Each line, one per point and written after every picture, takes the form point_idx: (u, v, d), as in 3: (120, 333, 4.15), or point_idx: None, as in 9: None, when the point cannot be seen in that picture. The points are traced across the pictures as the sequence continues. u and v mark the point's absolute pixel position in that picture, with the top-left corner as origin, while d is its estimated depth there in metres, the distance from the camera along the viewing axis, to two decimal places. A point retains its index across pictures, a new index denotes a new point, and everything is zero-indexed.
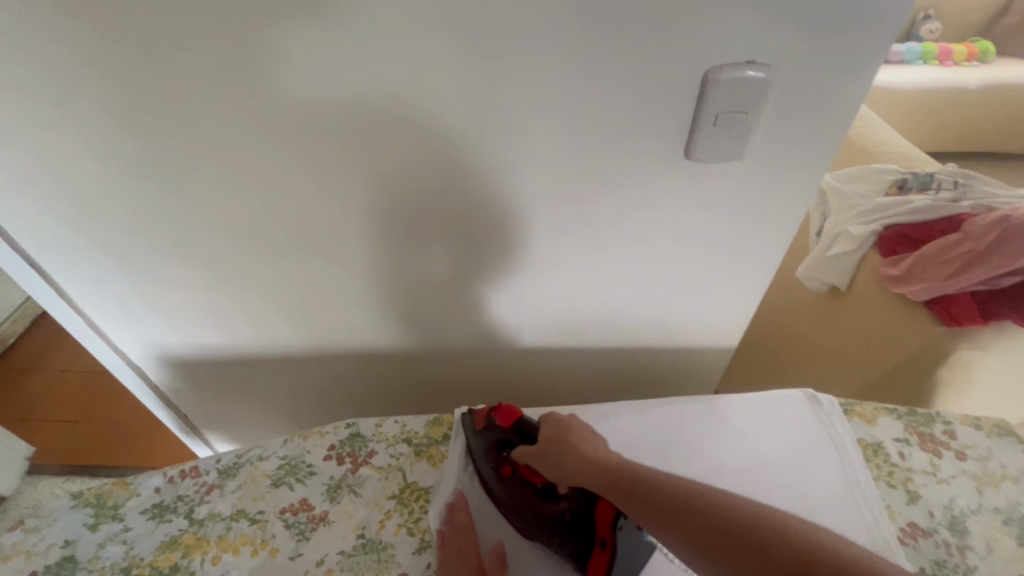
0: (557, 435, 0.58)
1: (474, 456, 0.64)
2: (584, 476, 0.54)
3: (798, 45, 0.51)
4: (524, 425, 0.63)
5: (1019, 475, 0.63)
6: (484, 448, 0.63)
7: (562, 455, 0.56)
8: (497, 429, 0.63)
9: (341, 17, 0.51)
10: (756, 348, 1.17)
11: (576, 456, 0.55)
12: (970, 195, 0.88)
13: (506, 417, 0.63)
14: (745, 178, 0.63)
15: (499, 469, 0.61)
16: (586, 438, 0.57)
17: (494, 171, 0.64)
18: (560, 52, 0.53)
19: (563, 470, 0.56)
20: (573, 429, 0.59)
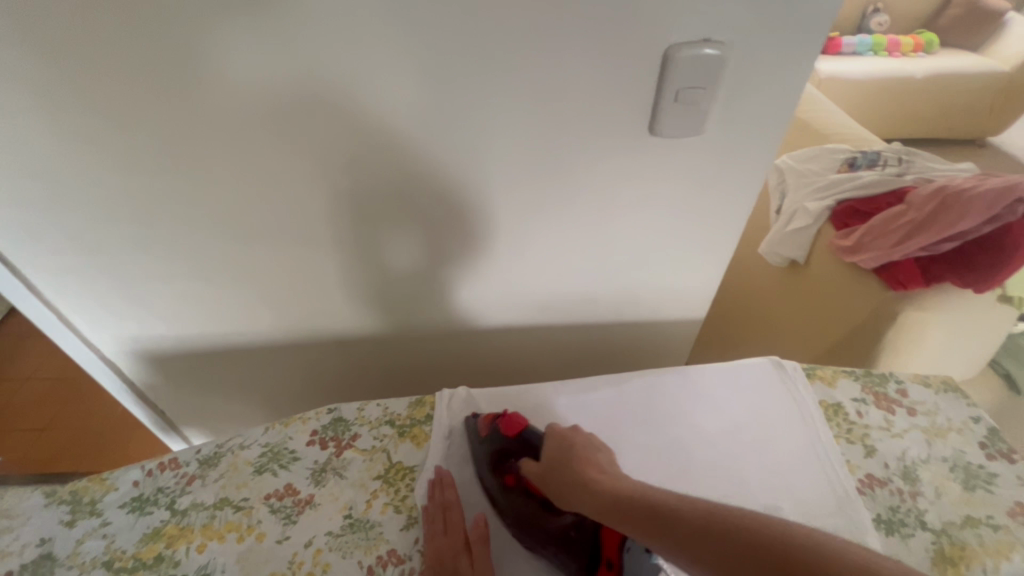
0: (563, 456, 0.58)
1: (478, 463, 0.64)
2: (592, 500, 0.52)
3: (751, 22, 0.53)
4: (530, 435, 0.63)
5: (965, 427, 0.68)
6: (489, 457, 0.63)
7: (570, 479, 0.55)
8: (502, 438, 0.63)
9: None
10: (723, 321, 1.22)
11: (583, 480, 0.54)
12: (913, 169, 0.94)
13: (511, 426, 0.64)
14: (706, 153, 0.65)
15: (502, 478, 0.62)
16: (593, 460, 0.56)
17: (465, 152, 0.64)
18: (528, 30, 0.53)
19: (565, 490, 0.55)
20: (575, 448, 0.58)
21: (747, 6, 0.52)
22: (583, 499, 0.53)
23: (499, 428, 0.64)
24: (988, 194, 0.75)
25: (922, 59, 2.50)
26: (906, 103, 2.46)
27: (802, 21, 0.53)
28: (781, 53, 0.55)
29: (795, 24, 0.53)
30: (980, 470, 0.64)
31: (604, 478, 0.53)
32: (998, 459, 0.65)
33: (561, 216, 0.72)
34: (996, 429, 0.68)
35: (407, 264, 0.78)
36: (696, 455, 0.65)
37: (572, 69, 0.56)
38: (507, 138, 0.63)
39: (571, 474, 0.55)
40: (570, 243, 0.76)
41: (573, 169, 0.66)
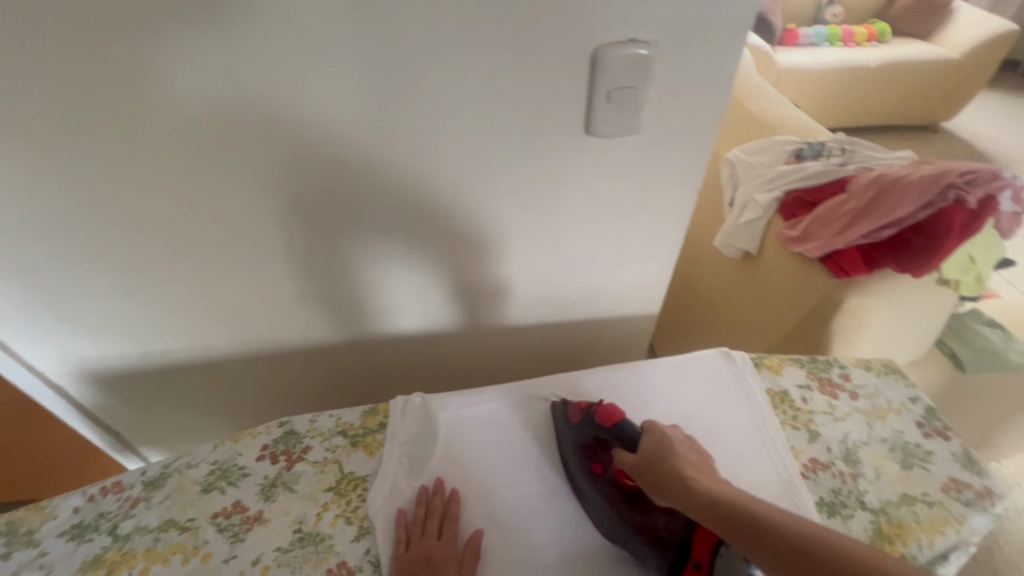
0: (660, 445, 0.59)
1: (564, 452, 0.65)
2: (689, 497, 0.53)
3: (673, 23, 0.54)
4: (627, 426, 0.63)
5: (903, 407, 0.70)
6: (577, 445, 0.64)
7: (666, 469, 0.56)
8: (596, 425, 0.64)
9: (211, 6, 0.49)
10: (690, 313, 1.24)
11: (679, 475, 0.55)
12: (855, 159, 0.97)
13: (609, 416, 0.63)
14: (644, 152, 0.65)
15: (590, 466, 0.62)
16: (689, 456, 0.58)
17: (403, 159, 0.64)
18: (455, 35, 0.53)
19: (663, 485, 0.56)
20: (673, 445, 0.58)
21: (667, 7, 0.53)
22: (677, 496, 0.54)
23: (595, 415, 0.64)
24: (920, 181, 0.79)
25: (874, 49, 2.58)
26: (861, 92, 2.54)
27: (722, 20, 0.54)
28: (706, 52, 0.57)
29: (717, 23, 0.55)
30: (917, 448, 0.66)
31: (703, 478, 0.55)
32: (935, 436, 0.67)
33: (510, 218, 0.72)
34: (932, 408, 0.70)
35: (360, 271, 0.77)
36: None
37: (504, 72, 0.56)
38: (448, 143, 0.62)
39: (668, 466, 0.56)
40: (523, 245, 0.76)
41: (517, 171, 0.66)
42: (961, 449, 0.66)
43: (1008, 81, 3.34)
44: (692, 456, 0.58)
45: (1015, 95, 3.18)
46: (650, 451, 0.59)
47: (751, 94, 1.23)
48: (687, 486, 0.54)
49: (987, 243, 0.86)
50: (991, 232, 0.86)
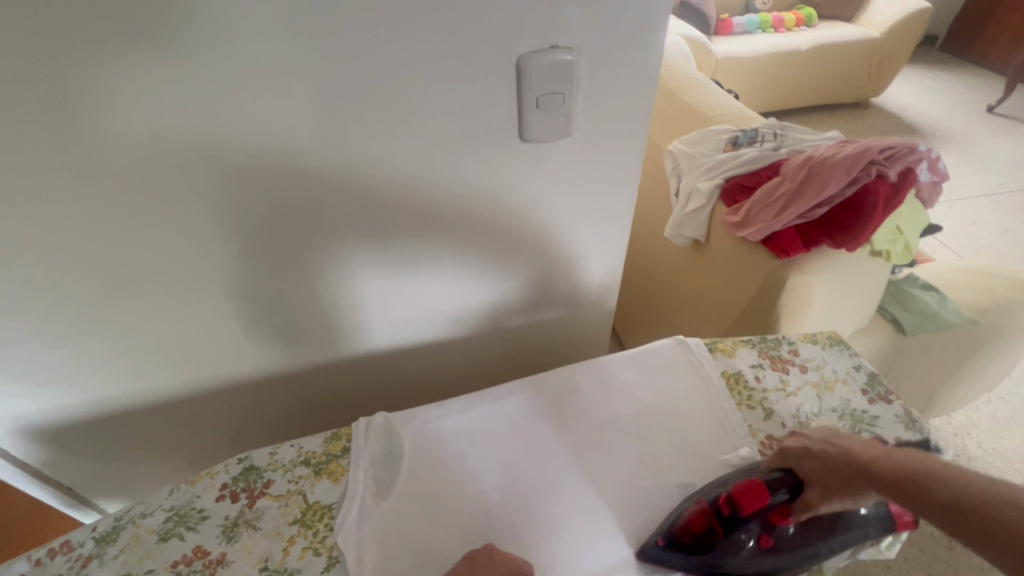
0: (821, 455, 0.57)
1: (721, 559, 0.56)
2: (880, 487, 0.52)
3: (591, 26, 0.56)
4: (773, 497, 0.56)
5: (848, 376, 0.74)
6: (730, 542, 0.56)
7: (844, 475, 0.55)
8: (744, 520, 0.56)
9: (116, 44, 0.48)
10: (656, 301, 1.28)
11: (861, 467, 0.54)
12: (786, 143, 1.01)
13: (752, 504, 0.55)
14: (580, 151, 0.67)
15: (757, 546, 0.57)
16: (857, 449, 0.56)
17: (340, 179, 0.63)
18: (380, 51, 0.53)
19: (831, 475, 0.55)
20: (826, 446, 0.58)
21: (582, 11, 0.54)
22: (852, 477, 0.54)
23: (738, 511, 0.56)
24: (846, 159, 0.83)
25: (802, 34, 2.71)
26: (795, 75, 2.65)
27: (638, 20, 0.56)
28: (627, 51, 0.58)
29: (633, 23, 0.56)
30: (864, 414, 0.70)
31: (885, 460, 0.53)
32: (879, 401, 0.71)
33: (460, 228, 0.72)
34: (875, 374, 0.74)
35: (314, 295, 0.76)
36: (612, 443, 0.67)
37: (432, 85, 0.57)
38: (387, 159, 0.62)
39: (841, 471, 0.55)
40: (478, 251, 0.76)
41: (460, 180, 0.67)
42: (903, 410, 0.70)
43: (926, 55, 3.57)
44: (862, 447, 0.56)
45: (936, 68, 3.38)
46: (813, 466, 0.57)
47: (687, 86, 1.27)
48: (870, 477, 0.53)
49: (911, 212, 0.91)
50: (914, 202, 0.92)
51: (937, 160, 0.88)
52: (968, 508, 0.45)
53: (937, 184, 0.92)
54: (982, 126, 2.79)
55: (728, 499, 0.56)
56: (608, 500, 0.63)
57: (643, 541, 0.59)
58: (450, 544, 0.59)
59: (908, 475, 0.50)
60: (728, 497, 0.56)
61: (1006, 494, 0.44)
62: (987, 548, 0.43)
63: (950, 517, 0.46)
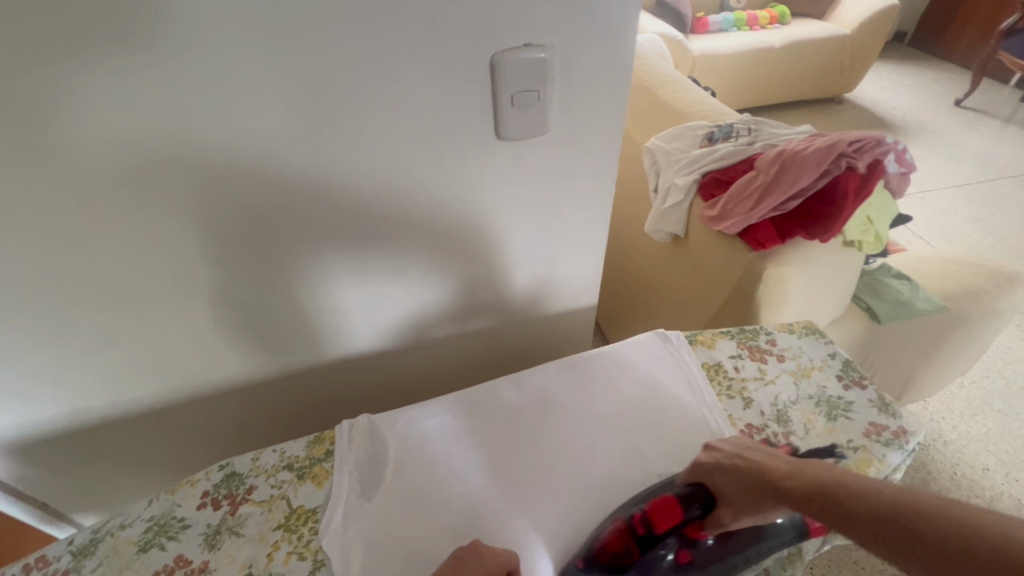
0: (732, 471, 0.56)
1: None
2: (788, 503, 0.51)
3: (562, 25, 0.56)
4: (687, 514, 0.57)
5: (824, 364, 0.76)
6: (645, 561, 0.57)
7: (754, 490, 0.54)
8: (660, 537, 0.57)
9: (81, 50, 0.47)
10: (638, 295, 1.29)
11: (771, 482, 0.53)
12: (760, 137, 1.03)
13: (664, 522, 0.56)
14: (556, 149, 0.67)
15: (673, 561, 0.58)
16: (765, 462, 0.55)
17: (317, 182, 0.63)
18: (355, 50, 0.53)
19: (742, 492, 0.55)
20: (735, 460, 0.57)
21: (554, 9, 0.55)
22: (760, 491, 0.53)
23: (652, 530, 0.56)
24: (816, 152, 0.85)
25: (776, 31, 2.76)
26: (770, 72, 2.70)
27: (609, 18, 0.57)
28: (599, 49, 0.59)
29: (604, 21, 0.57)
30: (839, 400, 0.71)
31: (791, 475, 0.52)
32: (854, 386, 0.73)
33: (439, 227, 0.72)
34: (850, 360, 0.76)
35: (293, 299, 0.75)
36: (595, 437, 0.68)
37: (406, 86, 0.57)
38: (363, 160, 0.62)
39: (750, 487, 0.54)
40: (458, 250, 0.76)
41: (436, 179, 0.67)
42: (876, 394, 0.72)
43: (895, 50, 3.67)
44: (770, 459, 0.55)
45: (904, 64, 3.47)
46: (726, 482, 0.56)
47: (664, 83, 1.29)
48: (776, 491, 0.52)
49: (881, 203, 0.93)
50: (884, 192, 0.94)
51: (904, 151, 0.91)
52: (872, 519, 0.44)
53: (905, 175, 0.95)
54: (950, 119, 2.87)
55: (643, 520, 0.56)
56: (592, 492, 0.63)
57: (568, 558, 0.59)
58: (435, 542, 0.59)
59: (815, 491, 0.49)
60: (642, 518, 0.56)
61: (906, 502, 0.44)
62: (894, 560, 0.43)
63: (858, 530, 0.45)
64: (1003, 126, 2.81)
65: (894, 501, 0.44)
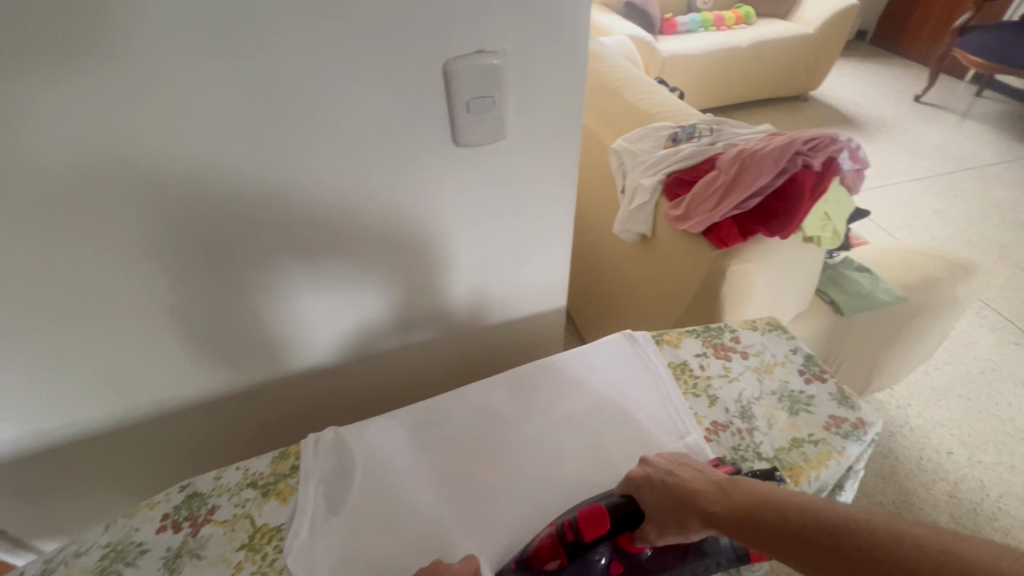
0: (660, 489, 0.56)
1: None
2: (716, 525, 0.52)
3: (514, 31, 0.56)
4: (615, 519, 0.56)
5: (786, 359, 0.78)
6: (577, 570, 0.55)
7: (680, 510, 0.54)
8: (591, 545, 0.55)
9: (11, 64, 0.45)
10: (610, 296, 1.30)
11: (697, 504, 0.54)
12: (721, 137, 1.05)
13: (594, 528, 0.55)
14: (515, 154, 0.67)
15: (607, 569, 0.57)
16: (692, 483, 0.56)
17: (272, 193, 0.62)
18: (306, 60, 0.52)
19: (670, 513, 0.55)
20: (663, 479, 0.57)
21: (504, 16, 0.55)
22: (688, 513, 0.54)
23: (581, 537, 0.55)
24: (773, 152, 0.87)
25: (742, 31, 2.82)
26: (736, 71, 2.76)
27: (559, 23, 0.57)
28: (551, 54, 0.59)
29: (554, 26, 0.57)
30: (801, 394, 0.73)
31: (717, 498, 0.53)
32: (814, 380, 0.75)
33: (401, 235, 0.72)
34: (811, 355, 0.78)
35: (254, 312, 0.74)
36: (563, 440, 0.68)
37: (359, 93, 0.56)
38: (319, 169, 0.61)
39: (676, 507, 0.54)
40: (421, 257, 0.76)
41: (396, 187, 0.66)
42: (836, 388, 0.74)
43: (857, 48, 3.78)
44: (698, 479, 0.56)
45: (865, 61, 3.57)
46: (652, 502, 0.56)
47: (629, 85, 1.30)
48: (702, 512, 0.53)
49: (838, 200, 0.96)
50: (841, 189, 0.97)
51: (857, 149, 0.94)
52: (795, 534, 0.47)
53: (859, 171, 0.98)
54: (909, 114, 2.97)
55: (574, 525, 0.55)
56: (561, 496, 0.63)
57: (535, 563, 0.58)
58: (402, 554, 0.58)
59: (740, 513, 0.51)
60: (571, 522, 0.55)
61: (821, 517, 0.46)
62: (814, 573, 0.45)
63: (780, 546, 0.47)
64: (960, 121, 2.91)
65: (816, 520, 0.46)
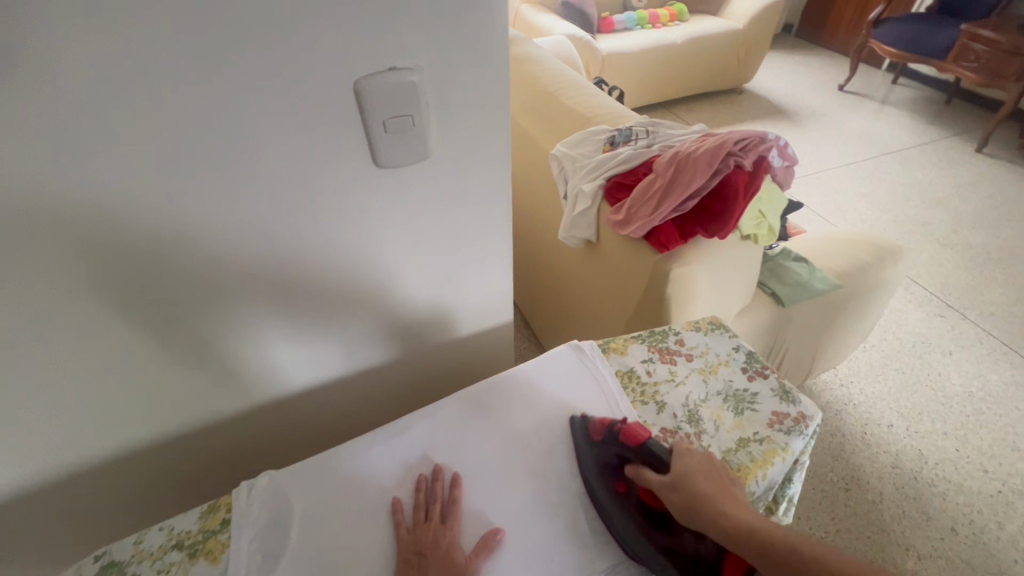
0: (693, 482, 0.57)
1: (586, 465, 0.64)
2: (730, 534, 0.52)
3: (426, 47, 0.53)
4: (652, 445, 0.62)
5: (729, 358, 0.78)
6: (600, 460, 0.64)
7: (701, 507, 0.55)
8: (625, 449, 0.63)
9: None
10: (562, 301, 1.29)
11: (721, 513, 0.54)
12: (657, 139, 1.06)
13: (636, 440, 0.63)
14: (442, 171, 0.65)
15: (613, 486, 0.62)
16: (723, 495, 0.56)
17: (176, 229, 0.56)
18: (199, 87, 0.48)
19: (693, 510, 0.55)
20: (701, 474, 0.58)
21: (413, 31, 0.52)
22: (708, 519, 0.54)
23: (622, 435, 0.64)
24: (706, 153, 0.88)
25: (677, 29, 2.88)
26: (673, 68, 2.82)
27: (473, 36, 0.55)
28: (469, 68, 0.57)
29: (469, 39, 0.55)
30: (745, 392, 0.74)
31: (746, 515, 0.53)
32: (757, 377, 0.76)
33: (329, 261, 0.68)
34: (752, 352, 0.79)
35: (170, 355, 0.68)
36: (513, 462, 0.66)
37: (261, 118, 0.52)
38: (225, 200, 0.56)
39: (698, 502, 0.55)
40: (355, 282, 0.72)
41: (315, 213, 0.62)
42: (778, 383, 0.75)
43: (785, 41, 3.95)
44: (727, 491, 0.57)
45: (792, 54, 3.74)
46: (679, 480, 0.58)
47: (566, 89, 1.29)
48: (722, 519, 0.53)
49: (771, 196, 0.98)
50: (772, 185, 0.99)
51: (785, 146, 0.96)
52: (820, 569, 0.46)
53: (789, 168, 1.00)
54: (835, 103, 3.13)
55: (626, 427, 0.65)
56: (514, 524, 0.61)
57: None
58: None
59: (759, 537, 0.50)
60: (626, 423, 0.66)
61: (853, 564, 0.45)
62: None
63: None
64: (880, 108, 3.09)
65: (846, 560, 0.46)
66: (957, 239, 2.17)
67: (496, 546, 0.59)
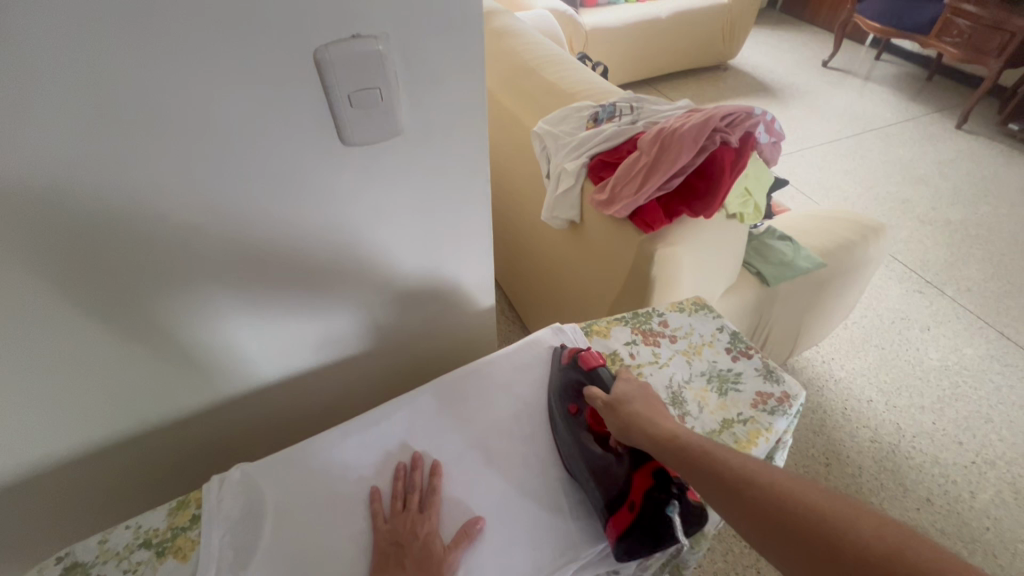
0: (633, 401, 0.60)
1: (551, 388, 0.69)
2: (653, 440, 0.55)
3: (392, 13, 0.49)
4: (604, 373, 0.66)
5: (713, 338, 0.77)
6: (562, 384, 0.68)
7: (633, 418, 0.58)
8: (584, 376, 0.66)
9: None
10: (546, 284, 1.27)
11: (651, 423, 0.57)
12: (641, 116, 1.03)
13: (594, 369, 0.66)
14: (416, 149, 0.61)
15: (566, 407, 0.65)
16: (657, 414, 0.59)
17: (129, 214, 0.52)
18: (143, 57, 0.43)
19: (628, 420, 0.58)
20: (644, 397, 0.61)
21: None
22: (638, 427, 0.57)
23: (584, 364, 0.67)
24: (692, 129, 0.85)
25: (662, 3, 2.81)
26: (658, 43, 2.77)
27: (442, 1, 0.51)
28: (440, 36, 0.53)
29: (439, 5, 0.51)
30: (729, 372, 0.73)
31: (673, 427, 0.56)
32: (741, 357, 0.75)
33: (296, 245, 0.64)
34: (736, 332, 0.78)
35: (131, 348, 0.64)
36: (495, 449, 0.65)
37: (216, 92, 0.48)
38: (181, 182, 0.52)
39: (633, 415, 0.58)
40: (325, 266, 0.69)
41: (280, 195, 0.58)
42: (761, 363, 0.74)
43: (770, 16, 3.90)
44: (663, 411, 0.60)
45: (777, 29, 3.70)
46: (622, 397, 0.61)
47: (548, 64, 1.25)
48: (649, 428, 0.56)
49: (757, 173, 0.96)
50: (758, 163, 0.97)
51: (772, 122, 0.94)
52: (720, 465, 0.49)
53: (776, 144, 0.98)
54: (819, 80, 3.11)
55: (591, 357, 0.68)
56: (496, 513, 0.59)
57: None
58: None
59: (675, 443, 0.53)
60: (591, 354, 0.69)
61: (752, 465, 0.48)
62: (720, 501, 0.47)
63: (700, 470, 0.49)
64: (863, 84, 3.08)
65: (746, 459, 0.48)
66: (936, 216, 2.19)
67: (476, 535, 0.57)
